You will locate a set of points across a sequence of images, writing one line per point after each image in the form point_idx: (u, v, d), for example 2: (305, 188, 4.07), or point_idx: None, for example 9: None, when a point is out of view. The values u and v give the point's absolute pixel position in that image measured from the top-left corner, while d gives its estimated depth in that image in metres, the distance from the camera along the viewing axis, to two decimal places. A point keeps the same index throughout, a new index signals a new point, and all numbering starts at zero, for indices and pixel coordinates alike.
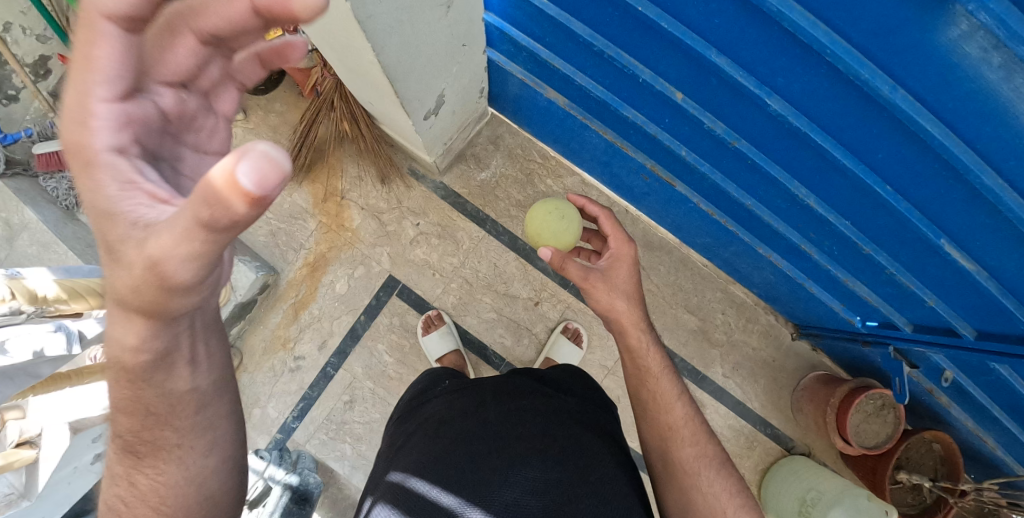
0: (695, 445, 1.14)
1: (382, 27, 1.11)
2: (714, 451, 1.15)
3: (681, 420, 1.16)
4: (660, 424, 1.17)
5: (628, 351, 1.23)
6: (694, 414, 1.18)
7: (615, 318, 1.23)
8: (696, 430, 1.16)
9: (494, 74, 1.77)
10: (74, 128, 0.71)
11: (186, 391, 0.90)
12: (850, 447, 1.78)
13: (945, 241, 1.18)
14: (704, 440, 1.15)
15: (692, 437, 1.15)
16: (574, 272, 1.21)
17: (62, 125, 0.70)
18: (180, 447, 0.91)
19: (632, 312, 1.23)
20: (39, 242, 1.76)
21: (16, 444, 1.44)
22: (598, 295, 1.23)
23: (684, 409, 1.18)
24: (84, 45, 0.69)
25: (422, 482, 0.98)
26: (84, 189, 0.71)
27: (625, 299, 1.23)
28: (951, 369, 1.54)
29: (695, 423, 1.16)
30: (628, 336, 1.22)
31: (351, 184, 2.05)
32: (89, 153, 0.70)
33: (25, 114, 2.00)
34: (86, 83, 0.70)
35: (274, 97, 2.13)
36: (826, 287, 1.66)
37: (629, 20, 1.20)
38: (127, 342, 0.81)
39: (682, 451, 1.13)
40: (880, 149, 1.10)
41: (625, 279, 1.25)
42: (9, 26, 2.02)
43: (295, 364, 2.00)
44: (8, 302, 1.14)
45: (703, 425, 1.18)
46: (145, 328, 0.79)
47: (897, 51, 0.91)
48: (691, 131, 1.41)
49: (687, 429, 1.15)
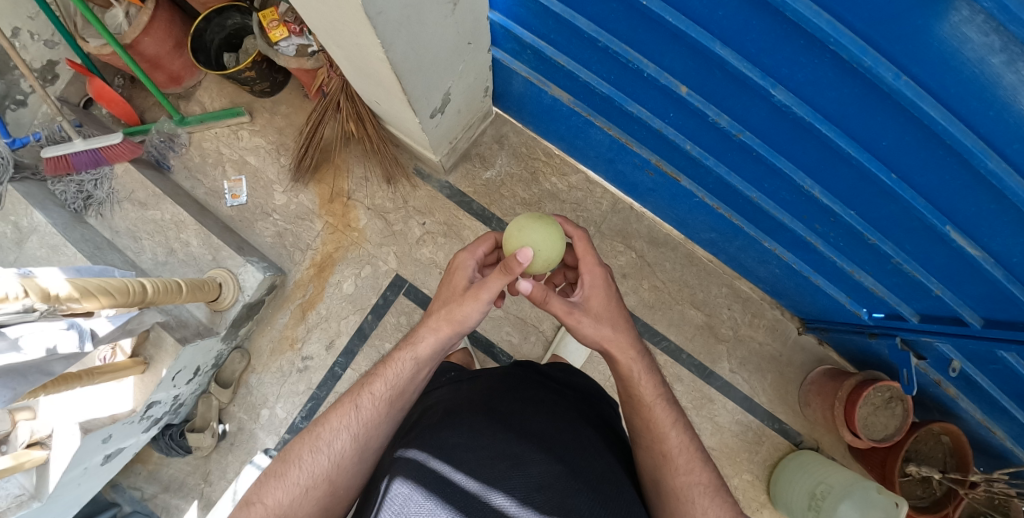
0: (689, 473, 1.06)
1: (391, 24, 1.12)
2: (710, 478, 1.07)
3: (676, 448, 1.08)
4: (654, 452, 1.09)
5: (621, 381, 1.15)
6: (689, 442, 1.10)
7: (603, 348, 1.15)
8: (691, 458, 1.08)
9: (499, 72, 1.79)
10: (451, 276, 1.20)
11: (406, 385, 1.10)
12: (859, 440, 1.78)
13: (950, 227, 1.19)
14: (699, 468, 1.08)
15: (687, 465, 1.07)
16: (557, 308, 1.15)
17: (449, 274, 1.20)
18: (342, 425, 1.05)
19: (620, 339, 1.15)
20: (48, 244, 1.77)
21: (27, 444, 1.51)
22: (583, 330, 1.16)
23: (680, 437, 1.09)
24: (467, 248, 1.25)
25: (441, 464, 0.92)
26: (446, 291, 1.17)
27: (612, 327, 1.16)
28: (958, 359, 1.55)
29: (689, 450, 1.09)
30: (618, 365, 1.15)
31: (357, 184, 2.09)
32: (456, 283, 1.17)
33: (33, 118, 2.02)
34: (465, 259, 1.21)
35: (279, 100, 2.14)
36: (833, 280, 1.66)
37: (634, 15, 1.22)
38: (421, 353, 1.11)
39: (676, 479, 1.06)
40: (885, 137, 1.11)
41: (609, 308, 1.18)
42: (17, 31, 2.05)
43: (303, 365, 2.01)
44: (22, 300, 1.11)
45: (699, 452, 1.11)
46: (444, 336, 1.12)
47: (899, 38, 0.93)
48: (696, 125, 1.43)
49: (682, 457, 1.07)
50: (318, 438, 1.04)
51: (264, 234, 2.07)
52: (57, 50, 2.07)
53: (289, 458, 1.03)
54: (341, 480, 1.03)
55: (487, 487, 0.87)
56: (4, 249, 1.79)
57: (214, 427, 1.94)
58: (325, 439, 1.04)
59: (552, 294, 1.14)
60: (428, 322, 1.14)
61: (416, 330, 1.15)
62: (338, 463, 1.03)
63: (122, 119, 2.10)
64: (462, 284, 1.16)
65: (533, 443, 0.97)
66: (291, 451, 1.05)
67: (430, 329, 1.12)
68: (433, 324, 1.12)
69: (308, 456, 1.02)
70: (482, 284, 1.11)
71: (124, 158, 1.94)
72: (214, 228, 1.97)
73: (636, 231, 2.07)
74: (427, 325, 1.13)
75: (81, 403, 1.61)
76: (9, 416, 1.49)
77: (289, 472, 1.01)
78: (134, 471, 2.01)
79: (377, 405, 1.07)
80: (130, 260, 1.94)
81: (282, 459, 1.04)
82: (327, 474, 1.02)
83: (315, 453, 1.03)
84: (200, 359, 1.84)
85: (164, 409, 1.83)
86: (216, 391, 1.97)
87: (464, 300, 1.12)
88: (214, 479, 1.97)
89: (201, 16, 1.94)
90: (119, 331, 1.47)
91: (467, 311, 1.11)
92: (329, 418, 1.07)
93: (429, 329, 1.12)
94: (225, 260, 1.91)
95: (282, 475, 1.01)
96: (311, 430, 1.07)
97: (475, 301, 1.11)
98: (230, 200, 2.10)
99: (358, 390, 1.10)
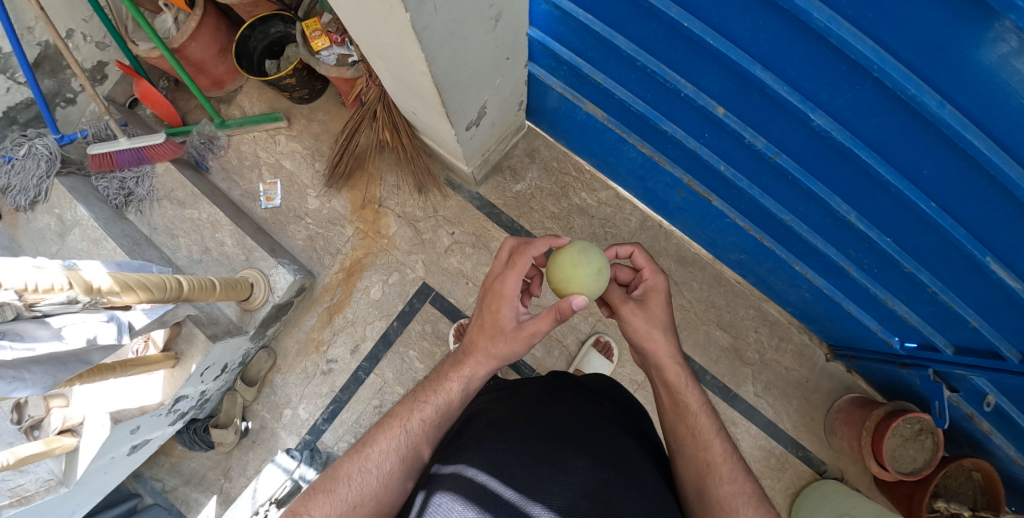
0: (733, 482, 1.03)
1: (435, 40, 1.15)
2: (754, 488, 1.03)
3: (720, 456, 1.05)
4: (697, 461, 1.06)
5: (666, 385, 1.12)
6: (732, 451, 1.07)
7: (646, 356, 1.15)
8: (734, 467, 1.05)
9: (533, 87, 1.81)
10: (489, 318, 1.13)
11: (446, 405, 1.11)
12: (886, 472, 1.75)
13: (991, 259, 1.18)
14: (743, 478, 1.04)
15: (730, 474, 1.04)
16: (614, 296, 1.19)
17: (485, 320, 1.13)
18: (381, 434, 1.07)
19: (668, 344, 1.14)
20: (89, 238, 1.83)
21: (59, 431, 1.58)
22: (633, 323, 1.15)
23: (723, 446, 1.07)
24: (499, 290, 1.12)
25: (477, 471, 0.92)
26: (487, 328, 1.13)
27: (663, 332, 1.14)
28: (992, 394, 1.51)
29: (733, 459, 1.05)
30: (664, 370, 1.12)
31: (389, 192, 2.12)
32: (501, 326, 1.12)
33: (81, 116, 2.15)
34: (504, 305, 1.11)
35: (317, 106, 2.19)
36: (866, 306, 1.64)
37: (673, 35, 1.23)
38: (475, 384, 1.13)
39: (720, 488, 1.02)
40: (926, 165, 1.11)
41: (662, 309, 1.17)
42: (71, 32, 2.08)
43: (327, 367, 2.03)
44: (66, 291, 1.14)
45: (741, 461, 1.07)
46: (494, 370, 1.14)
47: (946, 67, 0.93)
48: (731, 146, 1.43)
49: (726, 466, 1.04)
50: (368, 458, 1.04)
51: (296, 237, 2.11)
52: (106, 52, 2.15)
53: (338, 475, 1.02)
54: (387, 499, 1.03)
55: (526, 498, 0.86)
56: (48, 240, 1.86)
57: (237, 424, 1.97)
58: (374, 460, 1.04)
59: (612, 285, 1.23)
60: (475, 358, 1.13)
61: (461, 356, 1.15)
62: (385, 482, 1.03)
63: (165, 119, 2.16)
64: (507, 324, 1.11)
65: (578, 450, 0.96)
66: (339, 468, 1.04)
67: (479, 363, 1.13)
68: (480, 361, 1.13)
69: (356, 476, 1.02)
70: (534, 330, 1.10)
71: (165, 158, 2.00)
72: (249, 229, 2.01)
73: (664, 250, 2.07)
74: (472, 357, 1.13)
75: (109, 393, 1.65)
76: (44, 402, 1.59)
77: (338, 489, 1.00)
78: (158, 463, 2.06)
79: (425, 430, 1.08)
80: (167, 257, 1.99)
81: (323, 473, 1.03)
82: (375, 493, 1.02)
83: (365, 473, 1.02)
84: (227, 357, 1.87)
85: (190, 403, 1.86)
86: (241, 389, 2.00)
87: (514, 343, 1.11)
88: (234, 475, 2.00)
89: (246, 24, 1.99)
90: (154, 323, 1.50)
91: (515, 347, 1.12)
92: (377, 438, 1.07)
93: (479, 364, 1.13)
94: (257, 262, 1.95)
95: (331, 492, 1.00)
96: (358, 450, 1.06)
97: (526, 344, 1.11)
98: (265, 202, 2.14)
99: (406, 412, 1.09)
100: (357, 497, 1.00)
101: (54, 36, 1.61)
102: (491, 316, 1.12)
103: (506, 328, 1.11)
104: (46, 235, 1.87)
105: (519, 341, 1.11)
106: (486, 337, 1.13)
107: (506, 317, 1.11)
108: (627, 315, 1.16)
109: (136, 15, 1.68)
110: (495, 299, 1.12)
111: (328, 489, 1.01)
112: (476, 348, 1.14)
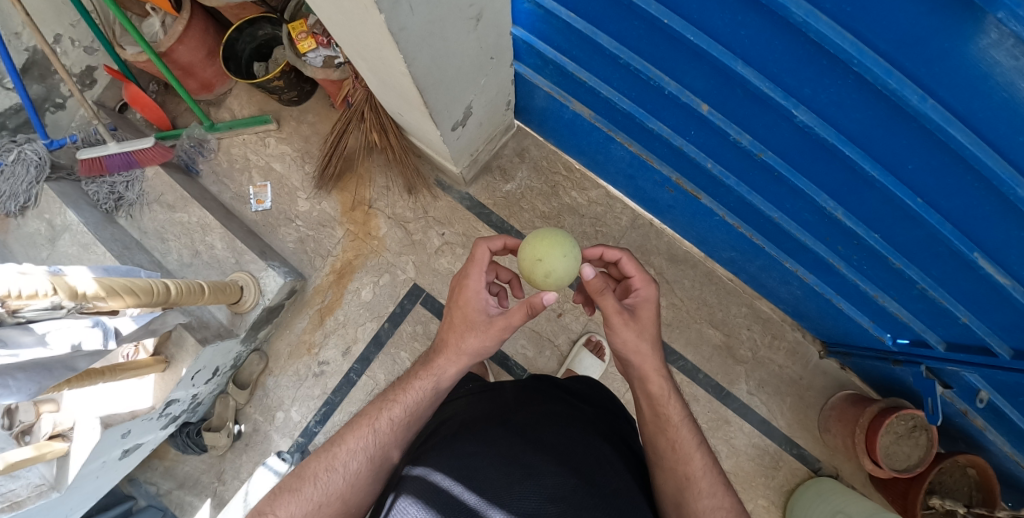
0: (712, 496, 1.03)
1: (414, 41, 1.14)
2: (733, 503, 1.04)
3: (700, 470, 1.06)
4: (677, 474, 1.06)
5: (647, 398, 1.12)
6: (712, 464, 1.08)
7: (628, 365, 1.14)
8: (714, 481, 1.05)
9: (521, 86, 1.80)
10: (458, 312, 1.15)
11: (423, 409, 1.11)
12: (881, 470, 1.74)
13: (978, 254, 1.17)
14: (722, 493, 1.04)
15: (710, 488, 1.04)
16: (608, 306, 1.11)
17: (454, 313, 1.15)
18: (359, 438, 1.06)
19: (655, 357, 1.12)
20: (79, 243, 1.83)
21: (49, 436, 1.58)
22: (623, 335, 1.11)
23: (703, 460, 1.07)
24: (466, 283, 1.16)
25: (443, 476, 0.91)
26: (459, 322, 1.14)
27: (651, 343, 1.12)
28: (986, 389, 1.50)
29: (712, 474, 1.06)
30: (648, 383, 1.11)
31: (379, 193, 2.12)
32: (473, 318, 1.13)
33: (71, 121, 2.12)
34: (475, 293, 1.14)
35: (306, 108, 2.19)
36: (857, 303, 1.63)
37: (655, 32, 1.22)
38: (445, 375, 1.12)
39: (699, 502, 1.02)
40: (910, 160, 1.10)
41: (651, 323, 1.15)
42: (59, 36, 2.11)
43: (319, 369, 2.03)
44: (50, 297, 1.13)
45: (720, 476, 1.08)
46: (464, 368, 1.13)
47: (927, 61, 0.92)
48: (717, 143, 1.42)
49: (705, 480, 1.04)
50: (335, 457, 1.04)
51: (287, 240, 2.11)
52: (95, 56, 2.15)
53: (304, 474, 1.02)
54: (354, 499, 1.02)
55: (487, 502, 0.86)
56: (38, 245, 1.86)
57: (230, 427, 1.96)
58: (341, 459, 1.04)
59: (608, 292, 1.11)
60: (446, 355, 1.13)
61: (434, 358, 1.15)
62: (352, 482, 1.02)
63: (154, 123, 2.16)
64: (477, 316, 1.13)
65: (548, 455, 0.96)
66: (306, 468, 1.03)
67: (448, 361, 1.13)
68: (451, 359, 1.12)
69: (323, 475, 1.01)
70: (507, 321, 1.10)
71: (156, 161, 2.01)
72: (239, 233, 2.01)
73: (655, 248, 2.06)
74: (442, 356, 1.13)
75: (100, 398, 1.65)
76: (35, 408, 1.57)
77: (303, 488, 1.00)
78: (151, 466, 2.06)
79: (393, 429, 1.08)
80: (157, 261, 1.99)
81: (297, 475, 1.03)
82: (341, 493, 1.01)
83: (331, 472, 1.02)
84: (219, 360, 1.87)
85: (182, 407, 1.86)
86: (233, 392, 2.00)
87: (484, 335, 1.11)
88: (227, 478, 2.00)
89: (233, 27, 1.99)
90: (142, 329, 1.50)
91: (483, 341, 1.12)
92: (345, 437, 1.07)
93: (449, 362, 1.12)
94: (247, 264, 1.95)
95: (297, 491, 0.99)
96: (326, 448, 1.06)
97: (497, 337, 1.12)
98: (255, 205, 2.14)
99: (374, 411, 1.10)
100: (328, 502, 1.00)
101: (41, 41, 1.60)
102: (460, 311, 1.14)
103: (476, 322, 1.12)
104: (36, 240, 1.87)
105: (490, 335, 1.11)
106: (456, 329, 1.14)
107: (474, 311, 1.13)
108: (619, 327, 1.11)
109: (122, 19, 1.68)
110: (462, 294, 1.16)
111: (298, 492, 1.00)
112: (446, 345, 1.14)
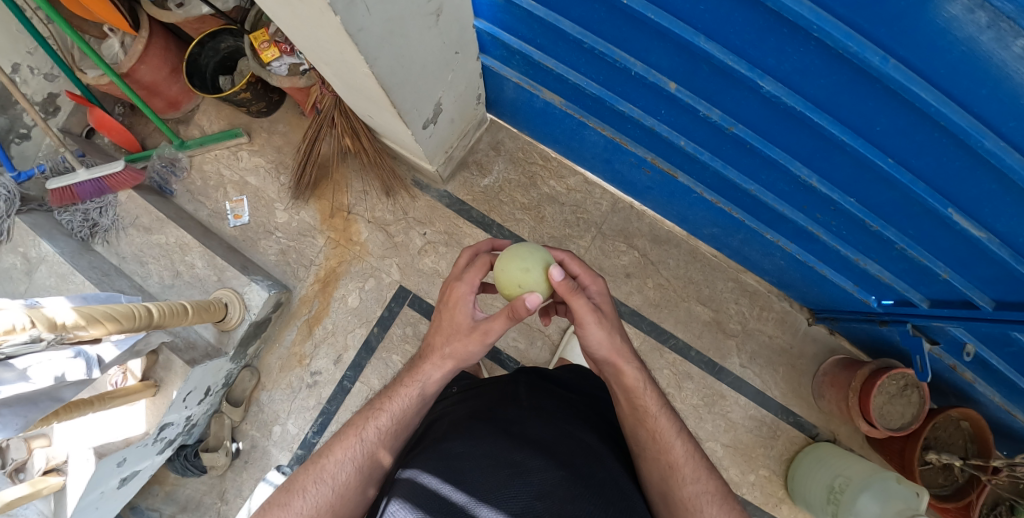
0: (696, 482, 1.04)
1: (372, 41, 1.13)
2: (717, 486, 1.05)
3: (682, 457, 1.06)
4: (660, 464, 1.06)
5: (624, 390, 1.11)
6: (693, 450, 1.08)
7: (600, 357, 1.13)
8: (697, 467, 1.06)
9: (490, 79, 1.79)
10: (445, 313, 1.14)
11: (410, 414, 1.11)
12: (876, 430, 1.74)
13: (953, 210, 1.17)
14: (706, 477, 1.05)
15: (693, 474, 1.05)
16: (579, 306, 1.09)
17: (441, 314, 1.15)
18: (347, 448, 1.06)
19: (625, 349, 1.12)
20: (57, 273, 1.79)
21: (44, 471, 1.57)
22: (595, 334, 1.10)
23: (684, 447, 1.07)
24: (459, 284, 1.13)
25: (431, 478, 0.91)
26: (445, 322, 1.13)
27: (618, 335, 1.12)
28: (972, 342, 1.51)
29: (695, 459, 1.07)
30: (623, 376, 1.11)
31: (357, 198, 2.10)
32: (461, 324, 1.12)
33: (37, 151, 2.09)
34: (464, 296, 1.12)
35: (276, 119, 2.17)
36: (840, 269, 1.64)
37: (616, 14, 1.21)
38: (429, 378, 1.12)
39: (683, 489, 1.03)
40: (879, 122, 1.10)
41: (614, 315, 1.15)
42: (17, 66, 2.09)
43: (312, 379, 2.03)
44: (29, 330, 1.10)
45: (704, 460, 1.08)
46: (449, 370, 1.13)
47: (886, 20, 0.92)
48: (689, 120, 1.42)
49: (688, 466, 1.05)
50: (323, 469, 1.03)
51: (268, 253, 2.09)
52: (56, 82, 2.13)
53: (293, 487, 1.01)
54: (346, 509, 1.02)
55: (475, 500, 0.86)
56: (14, 280, 1.82)
57: (227, 446, 1.95)
58: (329, 470, 1.03)
59: (579, 292, 1.10)
60: (431, 360, 1.13)
61: (420, 364, 1.15)
62: (341, 492, 1.02)
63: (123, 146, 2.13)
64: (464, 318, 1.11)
65: (535, 450, 0.95)
66: (295, 481, 1.02)
67: (433, 365, 1.13)
68: (436, 364, 1.12)
69: (311, 487, 1.00)
70: (489, 327, 1.08)
71: (127, 185, 1.98)
72: (219, 250, 1.99)
73: (637, 230, 2.06)
74: (427, 360, 1.14)
75: (92, 428, 1.64)
76: (26, 445, 1.55)
77: (292, 502, 0.98)
78: (152, 492, 2.05)
79: (381, 438, 1.08)
80: (138, 285, 1.97)
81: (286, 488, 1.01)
82: (330, 504, 1.00)
83: (320, 484, 1.01)
84: (209, 379, 1.86)
85: (177, 430, 1.85)
86: (228, 410, 1.99)
87: (467, 339, 1.10)
88: (230, 497, 2.00)
89: (194, 41, 1.96)
90: (126, 353, 1.48)
91: (466, 342, 1.11)
92: (332, 449, 1.06)
93: (434, 366, 1.12)
94: (229, 280, 1.93)
95: (286, 505, 0.97)
96: (314, 461, 1.05)
97: (481, 344, 1.10)
98: (232, 220, 2.12)
99: (360, 421, 1.10)
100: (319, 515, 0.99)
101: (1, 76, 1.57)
102: (448, 313, 1.13)
103: (461, 327, 1.11)
104: (12, 275, 1.82)
105: (474, 340, 1.10)
106: (444, 330, 1.13)
107: (460, 315, 1.12)
108: (591, 326, 1.09)
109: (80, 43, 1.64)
110: (450, 295, 1.14)
111: (286, 506, 0.98)
112: (433, 349, 1.14)
